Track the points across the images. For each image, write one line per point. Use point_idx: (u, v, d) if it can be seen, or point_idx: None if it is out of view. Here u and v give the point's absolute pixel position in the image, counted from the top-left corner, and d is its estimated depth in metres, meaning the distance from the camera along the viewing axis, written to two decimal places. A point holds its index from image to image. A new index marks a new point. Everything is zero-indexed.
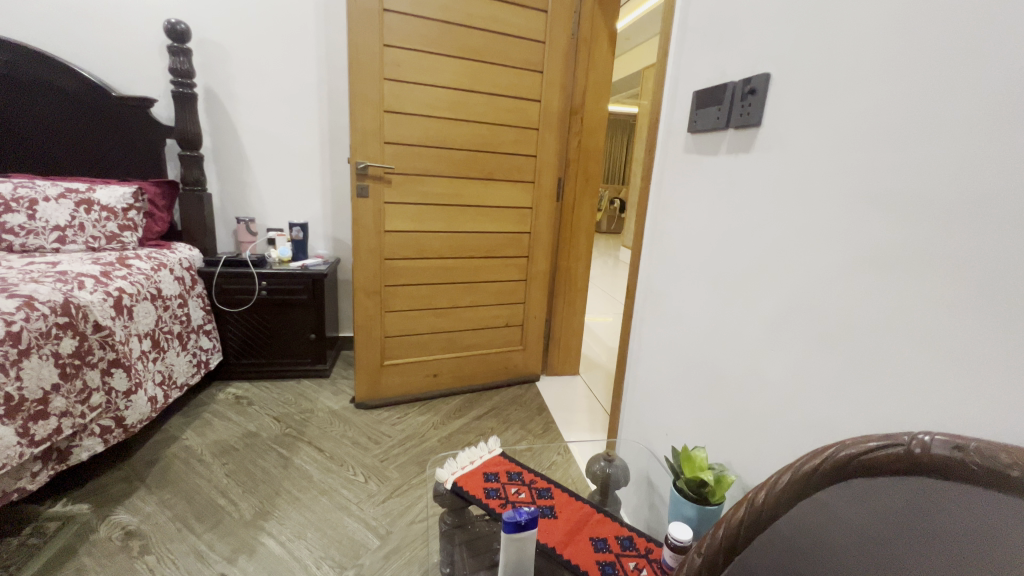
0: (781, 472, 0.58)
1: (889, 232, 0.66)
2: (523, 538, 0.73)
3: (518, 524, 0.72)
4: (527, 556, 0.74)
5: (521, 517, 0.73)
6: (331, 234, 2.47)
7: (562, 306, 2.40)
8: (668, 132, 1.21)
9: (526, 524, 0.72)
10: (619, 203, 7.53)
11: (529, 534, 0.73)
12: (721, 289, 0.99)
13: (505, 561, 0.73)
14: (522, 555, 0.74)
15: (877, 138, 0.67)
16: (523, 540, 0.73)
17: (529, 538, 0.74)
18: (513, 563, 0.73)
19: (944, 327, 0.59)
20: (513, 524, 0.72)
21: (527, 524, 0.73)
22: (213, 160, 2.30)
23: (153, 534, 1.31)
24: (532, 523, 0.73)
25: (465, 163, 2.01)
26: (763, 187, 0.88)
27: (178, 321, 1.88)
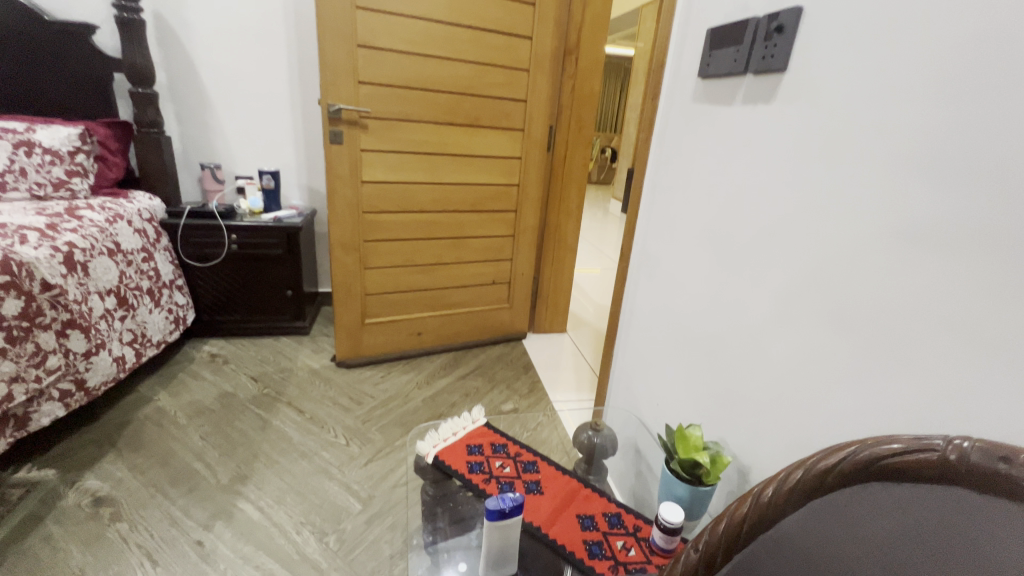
0: (794, 468, 0.53)
1: (929, 203, 0.57)
2: (506, 526, 0.69)
3: (503, 513, 0.68)
4: (510, 542, 0.71)
5: (505, 505, 0.68)
6: (305, 184, 2.31)
7: (550, 263, 2.31)
8: (675, 77, 1.08)
9: (510, 512, 0.69)
10: (611, 152, 7.29)
11: (513, 521, 0.70)
12: (726, 256, 0.91)
13: (488, 548, 0.70)
14: (507, 541, 0.71)
15: (927, 90, 0.57)
16: (507, 528, 0.70)
17: (514, 524, 0.70)
18: (497, 549, 0.71)
19: (986, 316, 0.52)
20: (497, 513, 0.68)
21: (511, 512, 0.69)
22: (169, 98, 2.09)
23: (125, 501, 1.27)
24: (516, 511, 0.69)
25: (449, 108, 1.85)
26: (781, 143, 0.78)
27: (146, 276, 1.76)
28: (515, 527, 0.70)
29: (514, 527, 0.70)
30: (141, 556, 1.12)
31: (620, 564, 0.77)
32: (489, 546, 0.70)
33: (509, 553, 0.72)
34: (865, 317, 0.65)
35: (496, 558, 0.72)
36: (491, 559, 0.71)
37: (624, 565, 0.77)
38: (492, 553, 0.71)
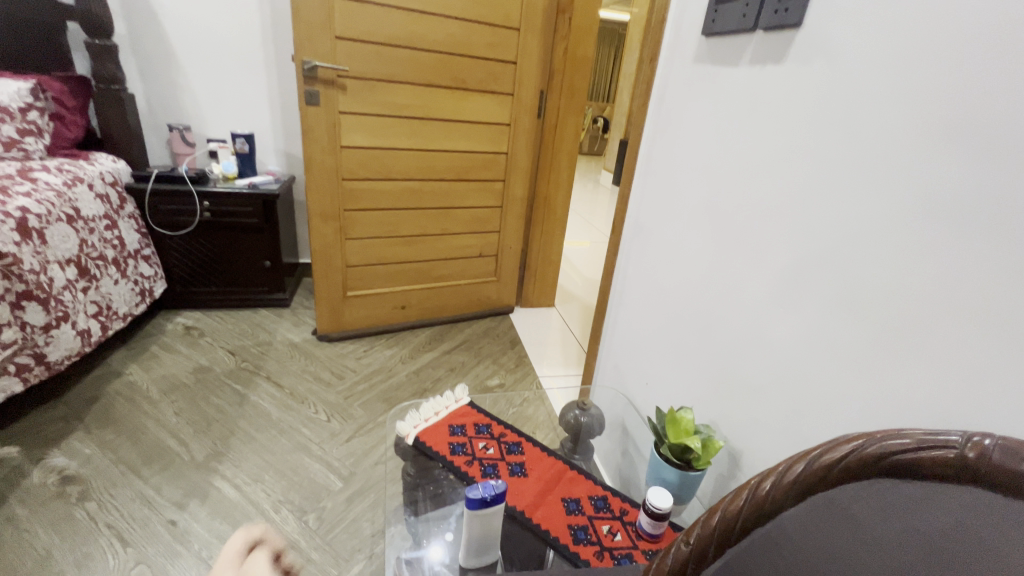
0: (794, 461, 0.49)
1: (957, 176, 0.52)
2: (489, 514, 0.67)
3: (485, 501, 0.66)
4: (492, 530, 0.69)
5: (487, 494, 0.66)
6: (282, 148, 2.19)
7: (539, 236, 2.25)
8: (676, 36, 1.00)
9: (492, 500, 0.66)
10: (603, 122, 7.11)
11: (496, 508, 0.68)
12: (725, 232, 0.86)
13: (470, 536, 0.68)
14: (490, 530, 0.69)
15: (961, 47, 0.51)
16: (490, 515, 0.67)
17: (497, 512, 0.68)
18: (479, 538, 0.69)
19: (1010, 303, 0.47)
20: (479, 501, 0.66)
21: (493, 500, 0.67)
22: (131, 51, 1.93)
23: (94, 479, 1.22)
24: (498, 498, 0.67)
25: (434, 69, 1.74)
26: (790, 109, 0.72)
27: (110, 245, 1.67)
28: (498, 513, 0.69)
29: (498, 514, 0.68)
30: (111, 537, 1.08)
31: (605, 550, 0.74)
32: (469, 534, 0.68)
33: (491, 543, 0.70)
34: (872, 301, 0.61)
35: (477, 546, 0.70)
36: (472, 547, 0.70)
37: (609, 550, 0.74)
38: (473, 541, 0.69)
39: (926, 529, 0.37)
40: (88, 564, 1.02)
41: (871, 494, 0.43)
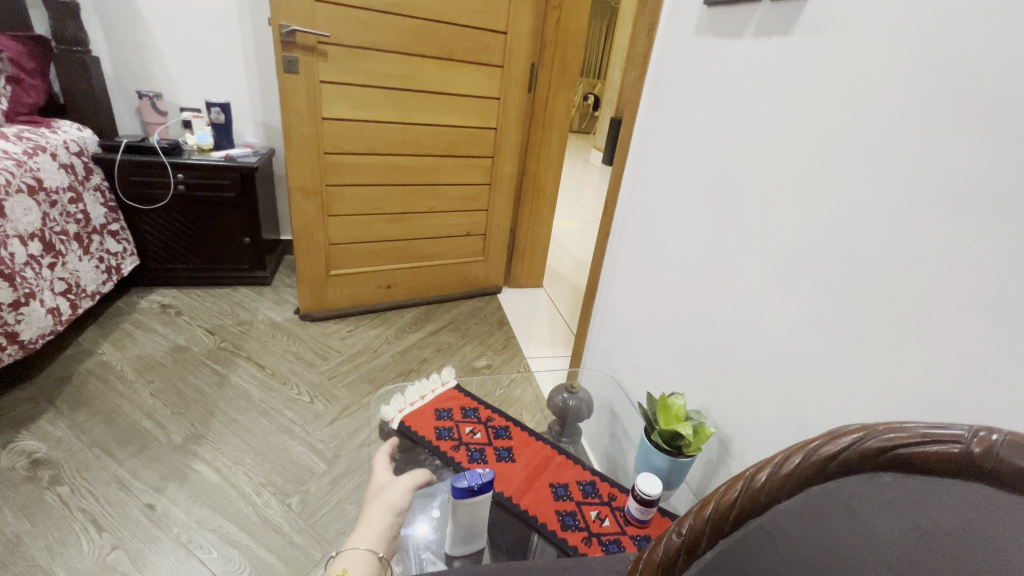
0: (791, 453, 0.48)
1: (971, 156, 0.49)
2: (476, 500, 0.66)
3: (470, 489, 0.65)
4: (479, 519, 0.68)
5: (474, 483, 0.65)
6: (261, 119, 2.09)
7: (528, 216, 2.20)
8: (676, 6, 0.96)
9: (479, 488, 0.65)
10: (594, 98, 6.97)
11: (483, 496, 0.67)
12: (721, 214, 0.83)
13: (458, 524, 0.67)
14: (477, 519, 0.68)
15: (981, 19, 0.48)
16: (477, 502, 0.66)
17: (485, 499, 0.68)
18: (466, 526, 0.68)
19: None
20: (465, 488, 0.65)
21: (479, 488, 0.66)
22: (94, 10, 1.81)
23: (66, 462, 1.18)
24: (486, 485, 0.67)
25: (419, 37, 1.65)
26: (794, 85, 0.69)
27: (73, 219, 1.59)
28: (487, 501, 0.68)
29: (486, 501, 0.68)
30: (85, 522, 1.05)
31: (593, 536, 0.73)
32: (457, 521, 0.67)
33: (478, 530, 0.69)
34: (874, 287, 0.59)
35: (463, 534, 0.69)
36: (457, 535, 0.68)
37: (597, 536, 0.73)
38: (460, 529, 0.68)
39: (926, 525, 0.36)
40: (61, 550, 0.99)
41: (872, 489, 0.41)
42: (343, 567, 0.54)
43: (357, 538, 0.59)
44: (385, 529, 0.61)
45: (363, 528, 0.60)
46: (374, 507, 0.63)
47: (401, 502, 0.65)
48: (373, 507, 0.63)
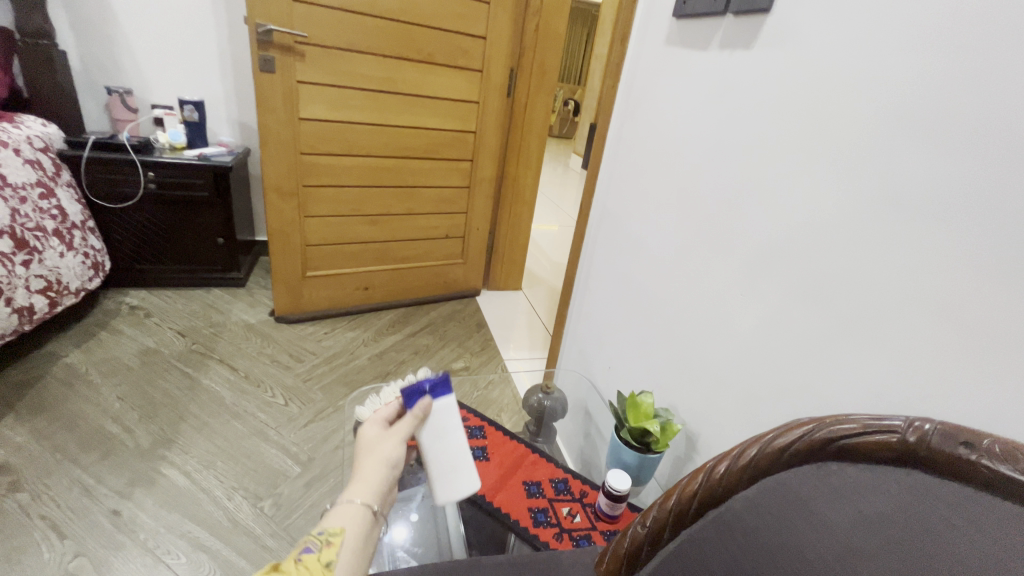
0: (747, 445, 0.50)
1: (920, 166, 0.52)
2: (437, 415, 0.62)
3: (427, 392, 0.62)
4: (451, 446, 0.63)
5: (425, 383, 0.63)
6: (236, 118, 2.06)
7: (506, 219, 2.21)
8: (646, 16, 0.99)
9: (435, 389, 0.62)
10: (574, 104, 7.04)
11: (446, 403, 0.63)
12: (690, 220, 0.86)
13: (430, 458, 0.62)
14: (445, 448, 0.63)
15: (924, 42, 0.52)
16: (441, 415, 0.63)
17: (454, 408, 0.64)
18: (435, 461, 0.62)
19: (969, 295, 0.48)
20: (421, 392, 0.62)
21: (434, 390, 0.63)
22: (60, 3, 1.76)
23: (27, 468, 1.14)
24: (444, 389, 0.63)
25: (399, 39, 1.66)
26: (760, 96, 0.72)
27: (49, 215, 1.54)
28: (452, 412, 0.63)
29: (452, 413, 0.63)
30: (47, 529, 1.02)
31: (564, 532, 0.76)
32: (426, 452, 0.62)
33: (451, 465, 0.63)
34: (833, 290, 0.62)
35: (441, 475, 0.63)
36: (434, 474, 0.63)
37: (568, 532, 0.75)
38: (434, 464, 0.63)
39: (872, 513, 0.39)
40: (21, 558, 0.96)
41: (820, 480, 0.44)
42: (339, 523, 0.52)
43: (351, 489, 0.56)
44: (381, 498, 0.57)
45: (359, 484, 0.56)
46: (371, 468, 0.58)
47: (399, 455, 0.60)
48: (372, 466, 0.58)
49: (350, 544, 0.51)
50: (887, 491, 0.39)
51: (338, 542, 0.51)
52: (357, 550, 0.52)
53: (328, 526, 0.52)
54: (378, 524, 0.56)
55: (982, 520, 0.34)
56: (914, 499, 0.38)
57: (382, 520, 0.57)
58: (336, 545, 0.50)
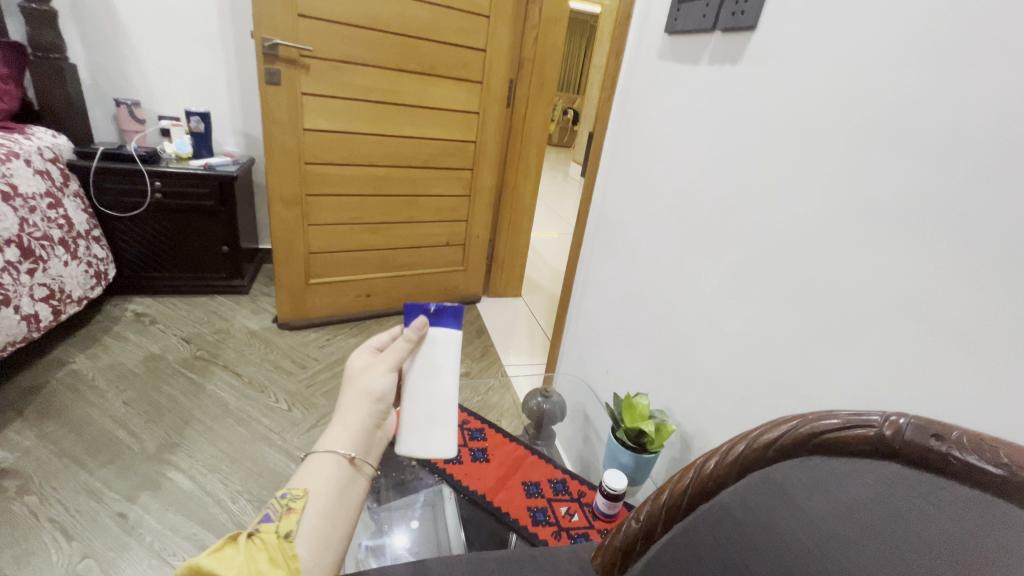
0: (736, 442, 0.53)
1: (896, 177, 0.55)
2: (427, 348, 0.57)
3: (428, 312, 0.57)
4: (437, 388, 0.58)
5: (431, 304, 0.57)
6: (241, 129, 2.10)
7: (506, 227, 2.24)
8: (640, 32, 1.03)
9: (438, 312, 0.57)
10: (574, 113, 7.11)
11: (444, 331, 0.57)
12: (683, 227, 0.89)
13: (411, 404, 0.58)
14: (434, 387, 0.58)
15: (898, 59, 0.55)
16: (431, 348, 0.57)
17: (454, 340, 0.58)
18: (421, 404, 0.58)
19: (939, 295, 0.51)
20: (421, 311, 0.57)
21: (441, 313, 0.58)
22: (72, 18, 1.80)
23: (35, 472, 1.16)
24: (449, 316, 0.58)
25: (401, 52, 1.70)
26: (747, 108, 0.75)
27: (55, 225, 1.57)
28: (446, 346, 0.58)
29: (446, 346, 0.58)
30: (55, 532, 1.04)
31: (563, 529, 0.80)
32: (410, 393, 0.58)
33: (439, 409, 0.59)
34: (817, 293, 0.65)
35: (417, 424, 0.58)
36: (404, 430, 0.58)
37: (567, 530, 0.79)
38: (412, 405, 0.58)
39: (851, 501, 0.41)
40: (29, 560, 0.98)
41: (803, 471, 0.46)
42: (303, 486, 0.51)
43: (327, 437, 0.54)
44: (362, 443, 0.56)
45: (336, 429, 0.55)
46: (351, 412, 0.56)
47: (382, 387, 0.58)
48: (353, 408, 0.56)
49: (315, 507, 0.50)
50: (861, 480, 0.42)
51: (299, 508, 0.49)
52: (326, 512, 0.50)
53: (290, 488, 0.51)
54: (359, 477, 0.55)
55: (952, 505, 0.37)
56: (885, 485, 0.41)
57: (367, 470, 0.56)
58: (298, 511, 0.49)
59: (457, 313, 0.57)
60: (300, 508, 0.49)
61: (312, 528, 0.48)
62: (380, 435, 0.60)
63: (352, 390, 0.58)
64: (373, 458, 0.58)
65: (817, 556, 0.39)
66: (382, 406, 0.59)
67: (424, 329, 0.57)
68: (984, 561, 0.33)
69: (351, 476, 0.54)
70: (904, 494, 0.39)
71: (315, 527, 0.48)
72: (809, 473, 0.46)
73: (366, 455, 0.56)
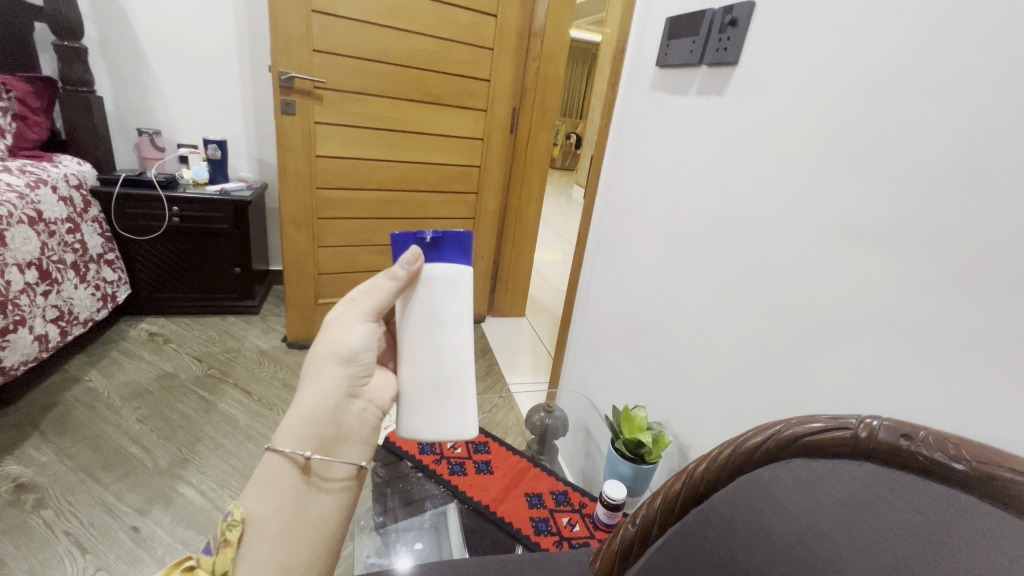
0: (723, 447, 0.56)
1: (868, 199, 0.60)
2: (422, 289, 0.50)
3: (423, 243, 0.50)
4: (443, 343, 0.51)
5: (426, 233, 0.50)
6: (255, 155, 2.19)
7: (510, 249, 2.29)
8: (634, 64, 1.10)
9: (436, 242, 0.49)
10: (576, 137, 7.26)
11: (444, 266, 0.50)
12: (676, 247, 0.94)
13: (412, 367, 0.51)
14: (441, 340, 0.51)
15: (865, 93, 0.60)
16: (428, 290, 0.50)
17: (456, 276, 0.50)
18: (427, 367, 0.51)
19: (905, 307, 0.56)
20: (412, 241, 0.49)
21: (439, 246, 0.50)
22: (100, 54, 1.92)
23: (51, 487, 1.19)
24: (449, 247, 0.50)
25: (409, 83, 1.80)
26: (732, 136, 0.81)
27: (71, 249, 1.64)
28: (447, 288, 0.50)
29: (448, 286, 0.50)
30: (70, 544, 1.06)
31: (564, 539, 0.83)
32: (409, 349, 0.51)
33: (448, 370, 0.51)
34: (800, 307, 0.69)
35: (424, 396, 0.51)
36: (409, 399, 0.52)
37: (568, 539, 0.83)
38: (415, 367, 0.51)
39: (829, 498, 0.43)
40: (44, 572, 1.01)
41: (785, 471, 0.49)
42: (244, 509, 0.47)
43: (280, 434, 0.48)
44: (327, 429, 0.50)
45: (291, 418, 0.49)
46: (312, 391, 0.50)
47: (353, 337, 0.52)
48: (318, 377, 0.50)
49: (255, 534, 0.45)
50: (835, 476, 0.45)
51: (235, 540, 0.45)
52: (276, 536, 0.46)
53: (233, 508, 0.47)
54: (320, 487, 0.49)
55: (919, 498, 0.40)
56: (857, 479, 0.44)
57: (326, 478, 0.49)
58: (234, 544, 0.45)
59: (459, 243, 0.50)
60: (236, 537, 0.45)
61: (256, 556, 0.45)
62: (363, 408, 0.53)
63: (317, 355, 0.52)
64: (351, 447, 0.52)
65: (796, 548, 0.42)
66: (358, 370, 0.53)
67: (418, 262, 0.49)
68: (943, 545, 0.36)
69: (310, 486, 0.48)
70: (873, 486, 0.42)
71: (262, 556, 0.45)
72: (788, 471, 0.49)
73: (338, 441, 0.51)
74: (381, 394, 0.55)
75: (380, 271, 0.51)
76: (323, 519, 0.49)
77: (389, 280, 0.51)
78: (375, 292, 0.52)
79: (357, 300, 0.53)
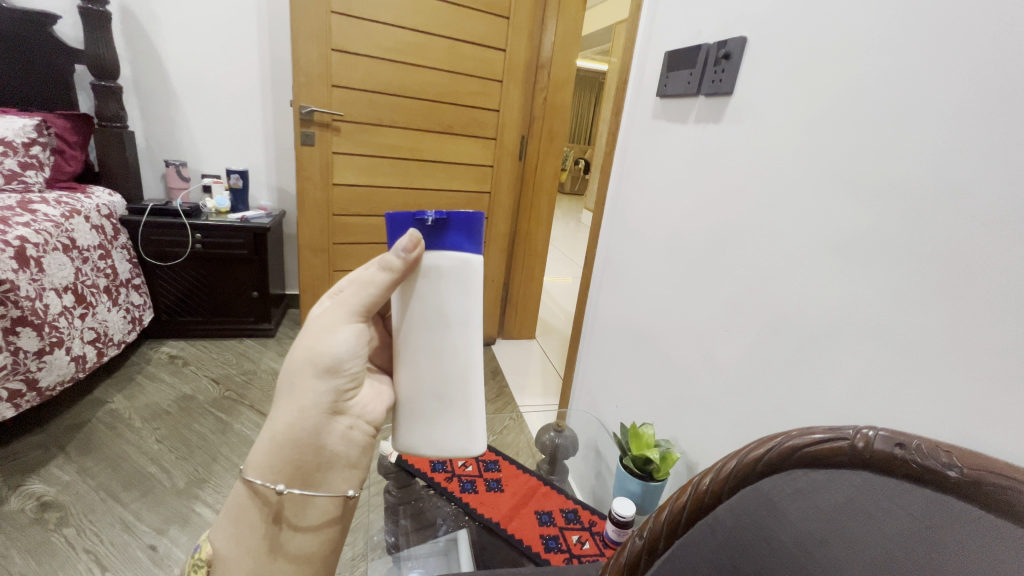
0: (728, 459, 0.58)
1: (858, 218, 0.63)
2: (423, 280, 0.50)
3: (423, 227, 0.49)
4: (441, 344, 0.52)
5: (427, 215, 0.49)
6: (274, 184, 2.28)
7: (520, 271, 2.32)
8: (636, 94, 1.15)
9: (439, 225, 0.49)
10: (585, 163, 7.36)
11: (451, 254, 0.50)
12: (679, 266, 0.97)
13: (416, 373, 0.53)
14: (442, 339, 0.52)
15: (853, 120, 0.64)
16: (429, 282, 0.50)
17: (461, 265, 0.50)
18: (429, 369, 0.52)
19: (897, 320, 0.58)
20: (412, 224, 0.49)
21: (442, 232, 0.49)
22: (134, 91, 2.04)
23: (73, 505, 1.23)
24: (453, 233, 0.50)
25: (421, 112, 1.88)
26: (729, 160, 0.85)
27: (103, 274, 1.71)
28: (450, 280, 0.50)
29: (452, 278, 0.50)
30: (90, 561, 1.09)
31: (574, 556, 0.85)
32: (409, 349, 0.52)
33: (454, 373, 0.53)
34: (798, 323, 0.71)
35: (426, 404, 0.53)
36: (411, 404, 0.54)
37: (578, 556, 0.84)
38: (415, 369, 0.53)
39: (827, 505, 0.44)
40: None
41: (787, 482, 0.50)
42: (211, 549, 0.51)
43: (253, 464, 0.51)
44: (305, 456, 0.51)
45: (264, 441, 0.51)
46: (288, 411, 0.51)
47: (342, 338, 0.52)
48: (298, 391, 0.51)
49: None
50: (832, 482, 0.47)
51: None
52: None
53: (201, 547, 0.51)
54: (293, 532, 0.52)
55: (916, 504, 0.41)
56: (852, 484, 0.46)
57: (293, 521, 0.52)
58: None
59: (464, 228, 0.50)
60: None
61: None
62: (350, 426, 0.54)
63: (297, 364, 0.52)
64: (334, 474, 0.53)
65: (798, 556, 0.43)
66: (342, 382, 0.53)
67: (417, 248, 0.50)
68: (932, 546, 0.37)
69: (282, 526, 0.51)
70: (868, 489, 0.44)
71: None
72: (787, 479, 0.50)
73: (320, 467, 0.52)
74: (370, 409, 0.55)
75: (373, 262, 0.51)
76: (292, 564, 0.51)
77: (382, 271, 0.51)
78: (365, 286, 0.52)
79: (343, 296, 0.53)
